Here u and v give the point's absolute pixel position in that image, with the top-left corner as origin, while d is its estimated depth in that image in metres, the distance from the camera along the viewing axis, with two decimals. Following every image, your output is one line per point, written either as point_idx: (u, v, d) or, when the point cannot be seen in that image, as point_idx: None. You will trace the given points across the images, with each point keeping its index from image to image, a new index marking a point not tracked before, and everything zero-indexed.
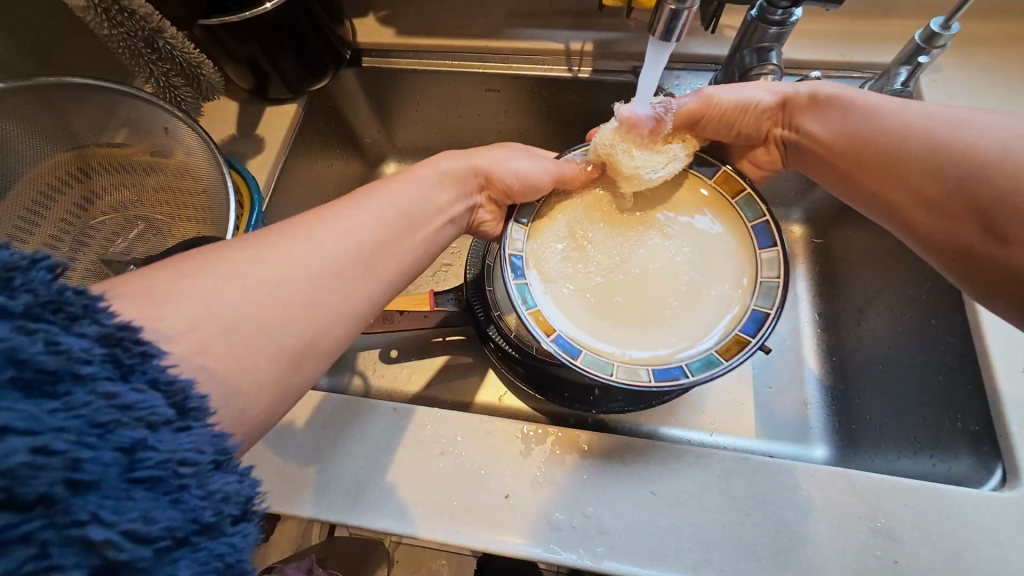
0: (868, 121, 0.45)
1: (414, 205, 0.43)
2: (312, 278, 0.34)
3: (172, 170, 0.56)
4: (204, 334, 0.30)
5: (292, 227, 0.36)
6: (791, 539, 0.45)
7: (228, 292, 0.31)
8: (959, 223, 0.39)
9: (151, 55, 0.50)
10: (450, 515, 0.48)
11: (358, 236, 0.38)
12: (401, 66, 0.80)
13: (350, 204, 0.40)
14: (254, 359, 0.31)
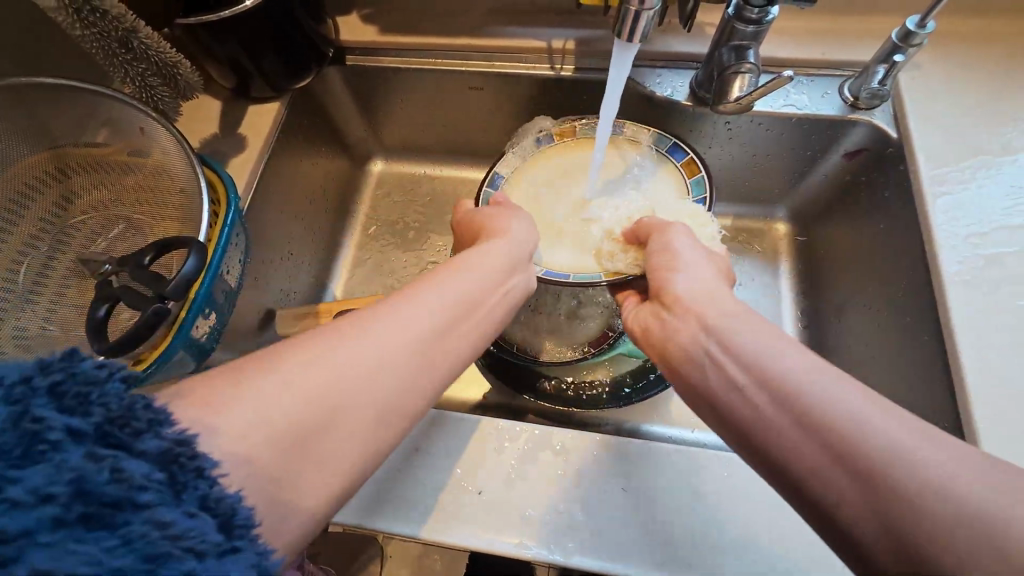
0: (837, 365, 0.35)
1: (470, 293, 0.42)
2: (371, 383, 0.34)
3: (150, 170, 0.57)
4: (255, 441, 0.29)
5: (344, 326, 0.35)
6: (759, 535, 0.46)
7: (281, 398, 0.30)
8: (830, 466, 0.31)
9: (126, 55, 0.51)
10: (424, 512, 0.48)
11: (413, 335, 0.37)
12: (384, 64, 0.80)
13: (398, 300, 0.38)
14: (307, 464, 0.31)
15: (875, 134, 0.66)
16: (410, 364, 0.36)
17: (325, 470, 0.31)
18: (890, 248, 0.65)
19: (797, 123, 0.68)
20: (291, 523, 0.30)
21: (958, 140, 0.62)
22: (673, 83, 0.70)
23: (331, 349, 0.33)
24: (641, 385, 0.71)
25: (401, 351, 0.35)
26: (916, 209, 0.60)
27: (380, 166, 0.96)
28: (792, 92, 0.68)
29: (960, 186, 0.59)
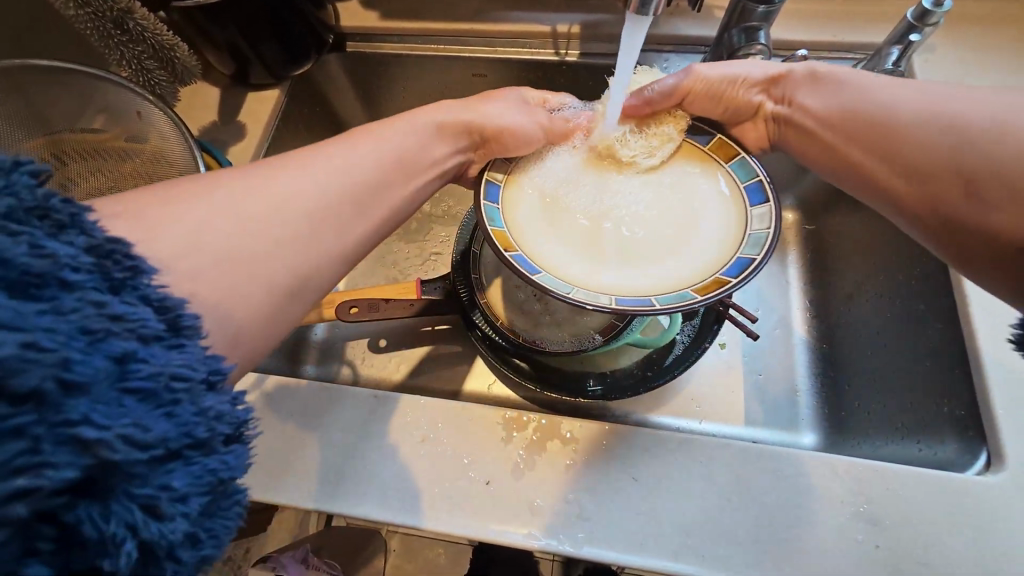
0: (863, 96, 0.46)
1: (399, 159, 0.45)
2: (295, 204, 0.36)
3: (149, 155, 0.55)
4: (193, 260, 0.30)
5: (258, 168, 0.37)
6: (772, 524, 0.45)
7: (208, 220, 0.32)
8: (937, 196, 0.41)
9: (122, 37, 0.50)
10: (430, 502, 0.47)
11: (346, 179, 0.39)
12: (385, 51, 0.78)
13: (330, 149, 0.41)
14: (248, 291, 0.32)
15: None
16: (328, 181, 0.38)
17: (266, 298, 0.33)
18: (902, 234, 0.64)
19: None
20: (245, 346, 0.33)
21: None
22: (680, 67, 0.69)
23: (241, 187, 0.34)
24: (649, 375, 0.70)
25: (316, 188, 0.37)
26: None
27: None
28: None
29: None
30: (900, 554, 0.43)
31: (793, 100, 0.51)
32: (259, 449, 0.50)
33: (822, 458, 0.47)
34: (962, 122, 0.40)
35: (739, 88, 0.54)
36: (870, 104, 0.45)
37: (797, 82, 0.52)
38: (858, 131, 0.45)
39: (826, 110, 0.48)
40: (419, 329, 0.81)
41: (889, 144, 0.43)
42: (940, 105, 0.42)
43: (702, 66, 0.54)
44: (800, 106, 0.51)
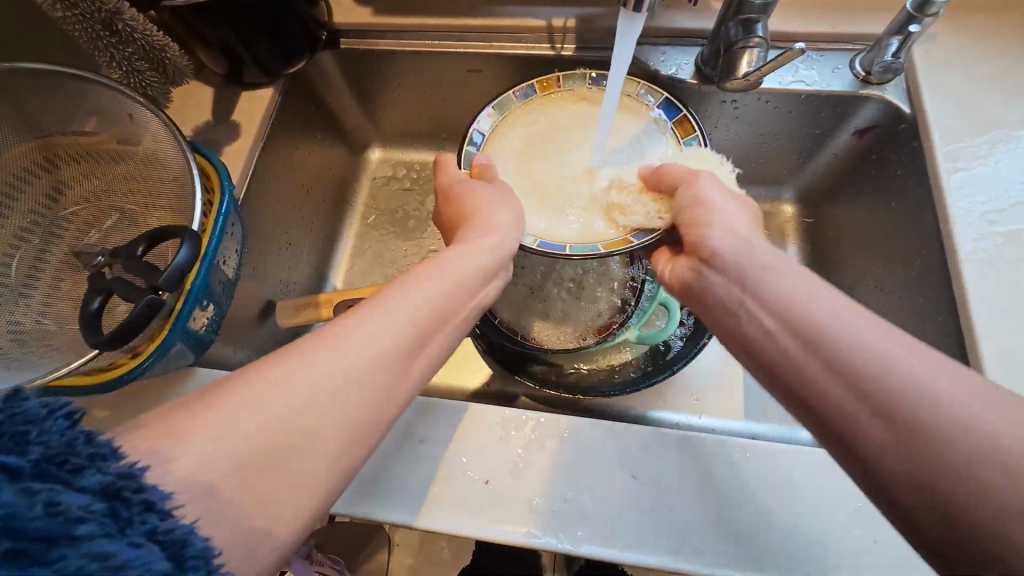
0: (790, 252, 0.41)
1: (441, 303, 0.40)
2: (334, 407, 0.33)
3: (142, 158, 0.55)
4: (216, 471, 0.29)
5: (300, 345, 0.35)
6: (770, 520, 0.45)
7: (240, 422, 0.30)
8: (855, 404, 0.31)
9: (111, 38, 0.49)
10: (430, 501, 0.48)
11: (374, 355, 0.35)
12: (380, 47, 0.78)
13: (361, 313, 0.37)
14: (258, 488, 0.30)
15: (887, 111, 0.64)
16: (378, 370, 0.35)
17: (291, 498, 0.31)
18: (901, 228, 0.64)
19: (807, 100, 0.66)
20: (249, 546, 0.29)
21: (974, 114, 0.60)
22: (677, 60, 0.68)
23: (275, 382, 0.32)
24: (647, 371, 0.70)
25: (358, 372, 0.34)
26: (931, 187, 0.58)
27: (377, 153, 0.94)
28: (802, 67, 0.66)
29: (976, 163, 0.58)
30: (898, 549, 0.44)
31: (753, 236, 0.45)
32: None
33: (820, 455, 0.47)
34: (902, 341, 0.32)
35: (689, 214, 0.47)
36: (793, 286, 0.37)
37: (764, 219, 0.46)
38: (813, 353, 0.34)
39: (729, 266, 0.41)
40: None
41: (879, 241, 0.40)
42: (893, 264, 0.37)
43: (681, 167, 0.51)
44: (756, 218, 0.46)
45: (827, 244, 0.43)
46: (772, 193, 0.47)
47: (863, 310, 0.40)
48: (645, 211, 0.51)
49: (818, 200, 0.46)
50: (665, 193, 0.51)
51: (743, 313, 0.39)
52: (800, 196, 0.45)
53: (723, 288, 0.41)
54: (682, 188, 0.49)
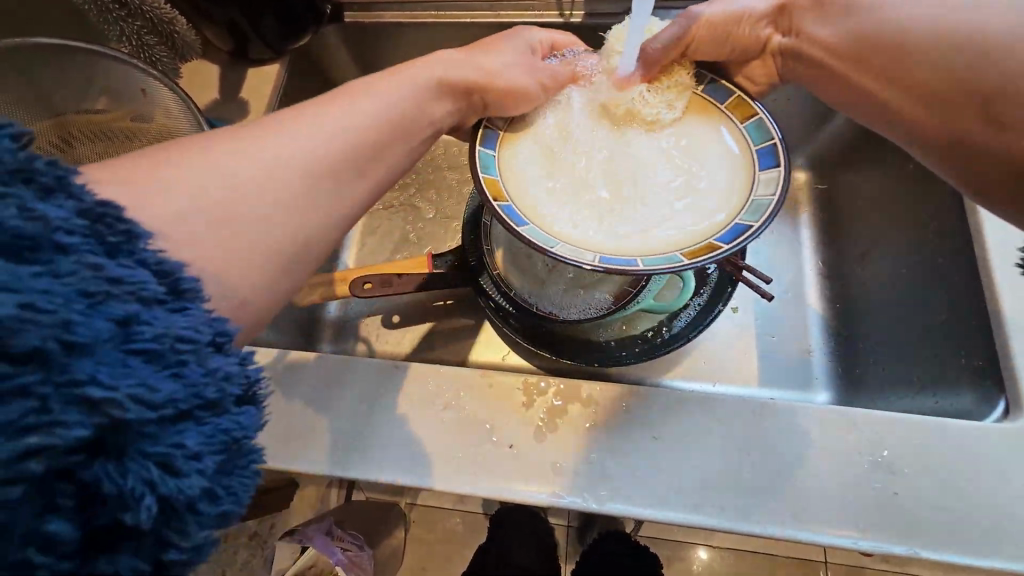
0: (878, 28, 0.48)
1: (391, 115, 0.40)
2: (299, 181, 0.33)
3: (156, 135, 0.55)
4: (192, 224, 0.29)
5: (234, 139, 0.33)
6: (792, 475, 0.46)
7: (195, 184, 0.30)
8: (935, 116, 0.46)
9: (120, 11, 0.49)
10: (456, 466, 0.49)
11: (324, 144, 0.35)
12: (386, 20, 0.76)
13: (307, 116, 0.36)
14: (240, 245, 0.31)
15: None
16: (330, 140, 0.35)
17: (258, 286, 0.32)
18: None
19: None
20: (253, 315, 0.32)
21: None
22: None
23: (246, 157, 0.32)
24: (662, 340, 0.71)
25: (321, 147, 0.35)
26: None
27: None
28: None
29: None
30: (918, 501, 0.44)
31: (798, 32, 0.53)
32: (285, 422, 0.51)
33: (844, 413, 0.48)
34: (988, 63, 0.43)
35: (745, 26, 0.54)
36: (889, 33, 0.48)
37: (800, 10, 0.53)
38: (876, 50, 0.49)
39: (835, 39, 0.51)
40: (431, 304, 0.82)
41: (911, 77, 0.47)
42: (946, 17, 0.45)
43: (701, 9, 0.53)
44: (808, 37, 0.53)
45: (862, 75, 0.50)
46: (776, 19, 0.55)
47: (879, 100, 0.50)
48: (661, 98, 0.52)
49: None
50: (664, 77, 0.53)
51: None
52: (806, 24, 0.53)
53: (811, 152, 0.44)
54: (692, 43, 0.53)
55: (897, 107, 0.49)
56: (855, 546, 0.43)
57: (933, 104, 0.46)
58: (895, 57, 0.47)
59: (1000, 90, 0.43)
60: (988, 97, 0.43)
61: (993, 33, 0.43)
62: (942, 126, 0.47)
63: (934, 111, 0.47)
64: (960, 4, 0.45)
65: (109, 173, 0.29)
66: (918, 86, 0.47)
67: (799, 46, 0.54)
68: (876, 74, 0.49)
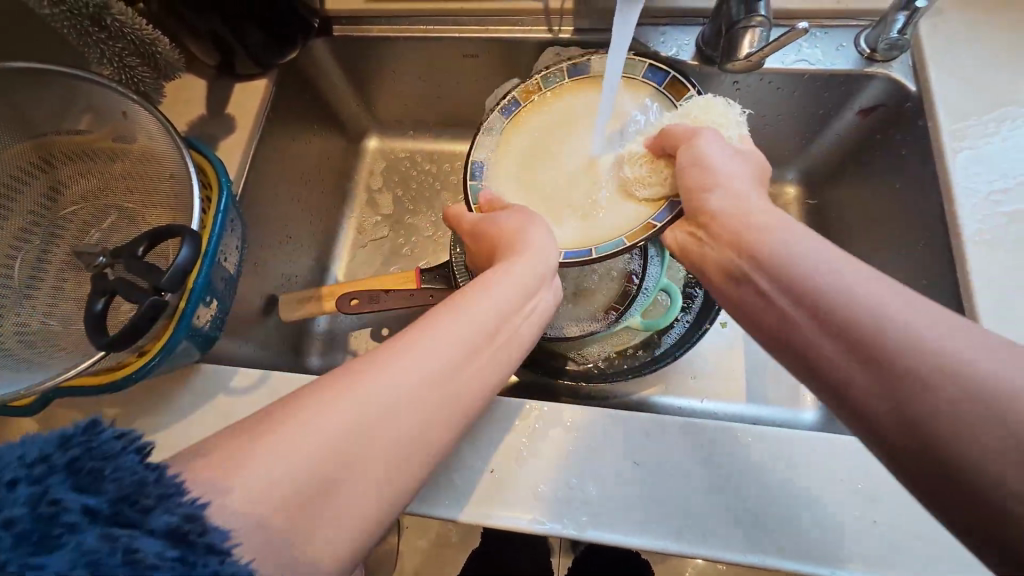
0: (791, 258, 0.37)
1: (482, 323, 0.39)
2: (405, 411, 0.34)
3: (138, 156, 0.54)
4: (282, 489, 0.29)
5: (360, 364, 0.35)
6: (771, 502, 0.46)
7: (303, 462, 0.30)
8: (865, 377, 0.31)
9: (100, 34, 0.48)
10: (436, 490, 0.49)
11: (427, 368, 0.35)
12: (374, 34, 0.76)
13: (410, 339, 0.37)
14: (330, 505, 0.30)
15: (893, 88, 0.63)
16: (444, 358, 0.36)
17: (349, 522, 0.31)
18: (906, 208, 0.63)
19: (809, 80, 0.65)
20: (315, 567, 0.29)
21: (981, 90, 0.59)
22: (677, 41, 0.67)
23: (351, 402, 0.32)
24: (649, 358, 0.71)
25: (437, 374, 0.36)
26: (934, 166, 0.58)
27: (375, 142, 0.93)
28: (805, 46, 0.64)
29: (983, 141, 0.57)
30: (896, 530, 0.44)
31: (708, 222, 0.45)
32: None
33: (824, 440, 0.48)
34: (889, 323, 0.31)
35: (698, 181, 0.47)
36: (805, 275, 0.36)
37: (722, 197, 0.45)
38: (807, 362, 0.35)
39: (755, 301, 0.39)
40: (420, 317, 0.82)
41: (837, 321, 0.33)
42: (820, 280, 0.35)
43: (705, 131, 0.49)
44: (714, 233, 0.44)
45: (756, 266, 0.39)
46: (701, 219, 0.46)
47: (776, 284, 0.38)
48: (639, 172, 0.53)
49: (753, 154, 0.49)
50: (661, 162, 0.52)
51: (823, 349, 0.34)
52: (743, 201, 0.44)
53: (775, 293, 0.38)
54: (678, 155, 0.50)
55: (857, 400, 0.32)
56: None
57: (823, 336, 0.34)
58: (834, 296, 0.34)
59: (955, 415, 0.28)
60: (938, 424, 0.28)
61: (873, 304, 0.32)
62: (877, 423, 0.31)
63: (876, 387, 0.31)
64: (992, 355, 0.28)
65: (203, 452, 0.30)
66: (831, 359, 0.33)
67: (711, 243, 0.44)
68: (785, 270, 0.38)
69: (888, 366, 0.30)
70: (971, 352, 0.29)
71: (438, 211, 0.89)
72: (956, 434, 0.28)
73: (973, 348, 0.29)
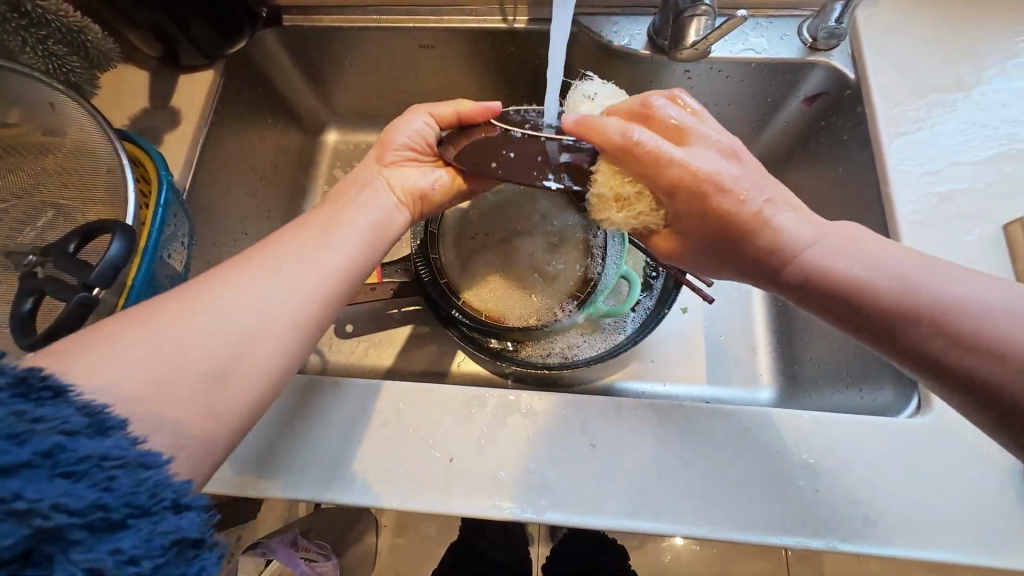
0: (827, 258, 0.40)
1: (366, 232, 0.46)
2: (280, 312, 0.39)
3: (71, 149, 0.52)
4: (117, 376, 0.33)
5: (242, 274, 0.40)
6: (721, 477, 0.48)
7: (183, 318, 0.36)
8: (888, 330, 0.38)
9: (20, 20, 0.46)
10: (395, 482, 0.48)
11: (299, 286, 0.41)
12: (326, 24, 0.74)
13: (270, 253, 0.42)
14: (176, 407, 0.34)
15: (834, 77, 0.65)
16: (324, 278, 0.42)
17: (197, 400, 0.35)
18: (847, 190, 0.65)
19: (756, 68, 0.66)
20: (187, 466, 0.34)
21: (913, 78, 0.62)
22: (630, 31, 0.67)
23: (236, 289, 0.39)
24: (612, 344, 0.72)
25: (288, 301, 0.40)
26: (873, 150, 0.60)
27: (334, 136, 0.91)
28: (751, 36, 0.66)
29: (916, 126, 0.60)
30: (836, 494, 0.47)
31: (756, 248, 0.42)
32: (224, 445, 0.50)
33: (772, 414, 0.50)
34: (955, 301, 0.36)
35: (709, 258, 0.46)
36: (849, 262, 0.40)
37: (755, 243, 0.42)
38: (872, 306, 0.39)
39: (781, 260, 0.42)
40: (385, 312, 0.81)
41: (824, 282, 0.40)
42: (898, 287, 0.38)
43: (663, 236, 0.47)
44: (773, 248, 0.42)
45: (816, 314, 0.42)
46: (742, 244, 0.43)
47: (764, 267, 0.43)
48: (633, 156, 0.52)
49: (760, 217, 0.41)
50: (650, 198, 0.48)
51: (883, 341, 0.39)
52: (737, 211, 0.41)
53: (871, 328, 0.39)
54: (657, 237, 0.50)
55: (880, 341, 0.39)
56: (780, 542, 0.45)
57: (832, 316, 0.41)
58: (823, 275, 0.40)
59: (980, 354, 0.35)
60: (941, 341, 0.36)
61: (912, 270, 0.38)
62: (875, 336, 0.39)
63: (902, 336, 0.38)
64: (997, 296, 0.36)
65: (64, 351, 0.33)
66: (842, 295, 0.40)
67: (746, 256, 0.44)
68: (824, 288, 0.40)
69: (894, 313, 0.38)
70: (927, 277, 0.38)
71: None
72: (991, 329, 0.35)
73: (923, 273, 0.38)
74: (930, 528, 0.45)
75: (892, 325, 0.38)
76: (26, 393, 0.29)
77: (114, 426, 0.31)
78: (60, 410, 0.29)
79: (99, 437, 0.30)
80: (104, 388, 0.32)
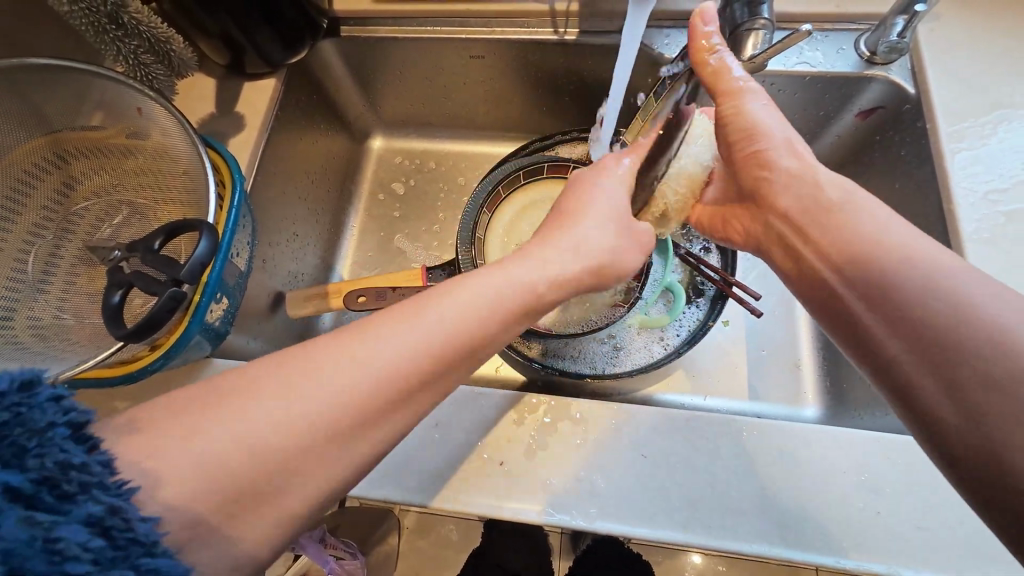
0: (844, 230, 0.43)
1: (463, 321, 0.40)
2: (359, 414, 0.35)
3: (152, 152, 0.56)
4: (195, 500, 0.30)
5: (338, 350, 0.36)
6: (776, 494, 0.47)
7: (255, 438, 0.32)
8: (845, 282, 0.43)
9: (117, 31, 0.49)
10: (446, 483, 0.49)
11: (383, 372, 0.36)
12: (381, 34, 0.77)
13: (377, 332, 0.38)
14: (239, 522, 0.32)
15: (892, 91, 0.64)
16: (418, 364, 0.38)
17: (271, 523, 0.33)
18: (905, 208, 0.63)
19: (811, 81, 0.66)
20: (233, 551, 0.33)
21: (976, 94, 0.61)
22: (681, 44, 0.68)
23: (306, 389, 0.34)
24: (658, 355, 0.72)
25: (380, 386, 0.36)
26: (934, 165, 0.59)
27: (380, 142, 0.94)
28: (807, 49, 0.65)
29: (980, 142, 0.58)
30: (898, 519, 0.45)
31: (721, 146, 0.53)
32: None
33: (827, 433, 0.49)
34: (953, 294, 0.37)
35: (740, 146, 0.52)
36: (863, 242, 0.42)
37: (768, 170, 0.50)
38: (844, 266, 0.43)
39: (785, 201, 0.48)
40: None
41: (842, 254, 0.43)
42: (932, 277, 0.38)
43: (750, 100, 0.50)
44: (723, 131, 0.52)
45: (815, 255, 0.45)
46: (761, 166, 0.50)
47: (793, 245, 0.48)
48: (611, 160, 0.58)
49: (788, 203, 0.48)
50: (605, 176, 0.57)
51: (875, 334, 0.40)
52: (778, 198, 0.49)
53: (852, 299, 0.42)
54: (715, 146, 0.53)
55: (850, 312, 0.42)
56: (838, 564, 0.44)
57: (842, 286, 0.43)
58: (851, 251, 0.43)
59: (962, 353, 0.35)
60: (943, 378, 0.36)
61: (915, 264, 0.39)
62: (864, 316, 0.41)
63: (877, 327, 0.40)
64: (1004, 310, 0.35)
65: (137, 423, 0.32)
66: (853, 306, 0.42)
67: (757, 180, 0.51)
68: (832, 251, 0.44)
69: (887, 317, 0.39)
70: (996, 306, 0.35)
71: (443, 211, 0.90)
72: (970, 334, 0.35)
73: (977, 297, 0.36)
74: (999, 560, 0.43)
75: (874, 279, 0.41)
76: (54, 488, 0.27)
77: (143, 536, 0.28)
78: (73, 526, 0.26)
79: (109, 562, 0.27)
80: (153, 488, 0.29)
